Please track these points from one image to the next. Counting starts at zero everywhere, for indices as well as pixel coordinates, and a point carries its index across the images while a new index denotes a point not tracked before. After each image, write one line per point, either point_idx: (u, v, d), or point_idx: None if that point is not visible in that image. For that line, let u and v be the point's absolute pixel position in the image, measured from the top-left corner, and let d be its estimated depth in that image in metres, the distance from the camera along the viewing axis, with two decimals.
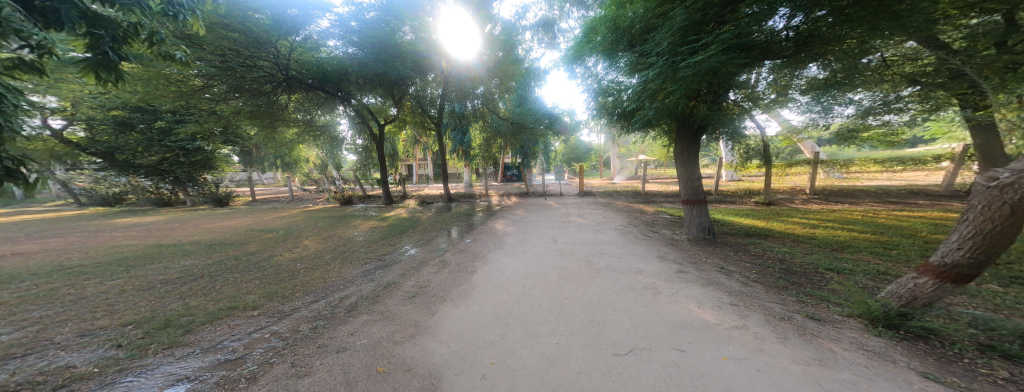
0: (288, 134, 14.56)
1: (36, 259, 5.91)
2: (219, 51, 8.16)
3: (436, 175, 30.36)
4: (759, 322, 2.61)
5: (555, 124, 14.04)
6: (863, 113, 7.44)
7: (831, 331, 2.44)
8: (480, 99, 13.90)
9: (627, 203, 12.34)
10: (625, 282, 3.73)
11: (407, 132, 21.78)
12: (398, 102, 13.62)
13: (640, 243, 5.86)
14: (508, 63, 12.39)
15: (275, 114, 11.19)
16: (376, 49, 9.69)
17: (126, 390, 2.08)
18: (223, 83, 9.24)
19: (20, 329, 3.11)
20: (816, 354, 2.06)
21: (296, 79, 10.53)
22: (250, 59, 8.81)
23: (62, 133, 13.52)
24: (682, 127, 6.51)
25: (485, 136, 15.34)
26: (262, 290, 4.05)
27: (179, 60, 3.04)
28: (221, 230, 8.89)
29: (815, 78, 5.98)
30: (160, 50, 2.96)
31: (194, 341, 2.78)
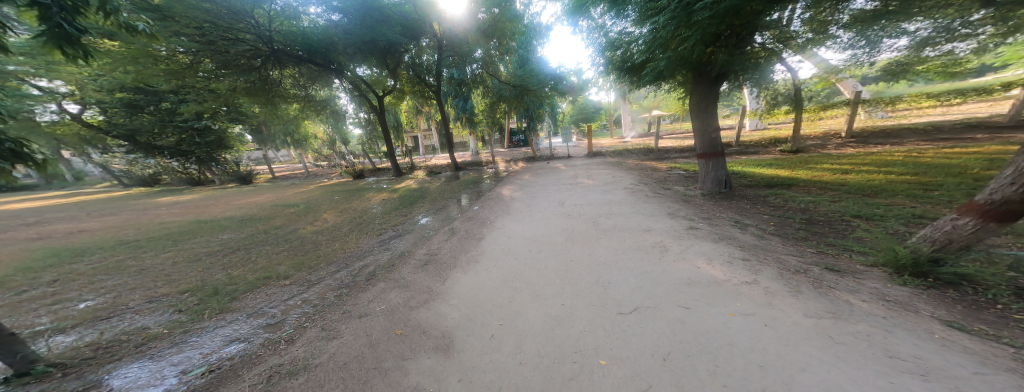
0: (291, 110, 14.56)
1: (98, 235, 6.65)
2: (195, 23, 7.75)
3: (442, 144, 30.09)
4: (772, 276, 2.62)
5: (560, 84, 13.29)
6: (921, 44, 6.62)
7: (850, 283, 2.42)
8: (479, 63, 13.27)
9: (639, 161, 11.93)
10: (632, 242, 3.78)
11: (409, 103, 21.41)
12: (393, 72, 13.10)
13: (651, 201, 5.79)
14: (505, 20, 11.82)
15: (270, 90, 11.13)
16: (359, 14, 9.42)
17: (191, 349, 2.45)
18: (211, 60, 8.98)
19: (100, 295, 3.63)
20: (830, 307, 2.07)
21: (284, 52, 10.17)
22: (229, 31, 8.52)
23: (82, 117, 14.19)
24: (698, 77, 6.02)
25: (487, 99, 14.65)
26: (291, 261, 4.43)
27: (142, 31, 3.02)
28: (249, 206, 9.48)
29: (861, 10, 5.16)
30: (121, 22, 2.94)
31: (239, 307, 3.15)
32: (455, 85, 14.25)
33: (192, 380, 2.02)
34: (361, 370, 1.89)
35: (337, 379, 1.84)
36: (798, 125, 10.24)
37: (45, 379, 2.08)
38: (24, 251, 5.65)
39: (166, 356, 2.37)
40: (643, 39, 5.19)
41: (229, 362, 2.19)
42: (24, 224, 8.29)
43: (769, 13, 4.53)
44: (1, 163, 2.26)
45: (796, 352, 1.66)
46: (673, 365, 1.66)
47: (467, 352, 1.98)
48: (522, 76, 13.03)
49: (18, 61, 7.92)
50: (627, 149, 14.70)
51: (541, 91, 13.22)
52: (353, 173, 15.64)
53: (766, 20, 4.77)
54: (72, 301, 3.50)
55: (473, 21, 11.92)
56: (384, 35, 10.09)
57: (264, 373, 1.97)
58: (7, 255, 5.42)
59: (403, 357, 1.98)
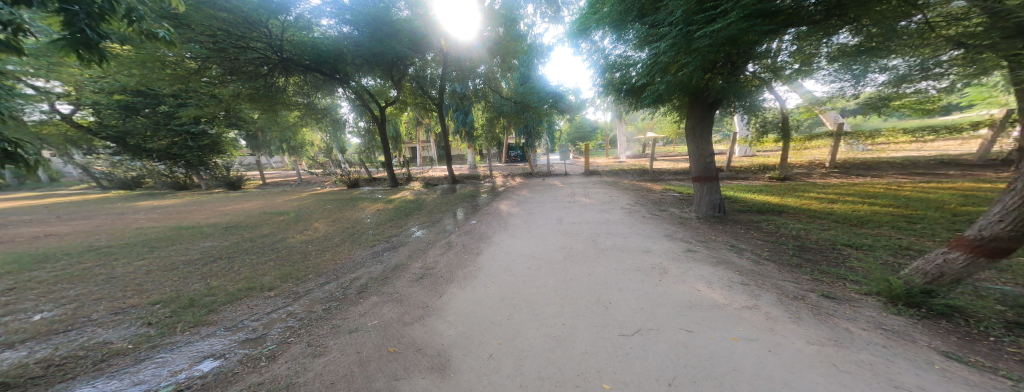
0: (290, 117, 14.53)
1: (69, 239, 6.30)
2: (209, 31, 7.94)
3: (440, 157, 30.19)
4: (771, 301, 2.62)
5: (560, 103, 13.56)
6: (901, 79, 7.03)
7: (847, 311, 2.44)
8: (482, 78, 13.73)
9: (634, 182, 12.15)
10: (631, 262, 3.78)
11: (409, 116, 21.69)
12: (397, 83, 13.30)
13: (648, 222, 5.84)
14: (509, 39, 12.20)
15: (274, 98, 11.17)
16: (371, 28, 9.60)
17: (159, 366, 2.26)
18: (219, 66, 9.10)
19: (61, 306, 3.37)
20: (831, 335, 2.07)
21: (292, 61, 10.29)
22: (241, 40, 8.65)
23: (72, 117, 13.89)
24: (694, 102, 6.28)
25: (488, 115, 14.92)
26: (277, 271, 4.24)
27: (163, 39, 3.04)
28: (236, 212, 9.19)
29: (845, 44, 5.54)
30: (142, 29, 2.96)
31: (217, 320, 2.96)
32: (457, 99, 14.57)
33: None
34: (351, 389, 1.77)
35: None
36: (787, 152, 10.70)
37: None
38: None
39: (132, 374, 2.18)
40: (644, 63, 5.48)
41: (201, 381, 2.02)
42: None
43: (763, 42, 4.82)
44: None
45: (802, 378, 1.64)
46: (679, 390, 1.61)
47: (464, 372, 1.88)
48: (523, 93, 13.29)
49: (17, 60, 7.80)
50: (622, 170, 15.01)
51: (541, 108, 13.48)
52: (347, 183, 15.44)
53: (759, 50, 5.09)
54: (28, 312, 3.22)
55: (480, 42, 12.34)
56: (393, 49, 10.37)
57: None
58: None
59: (396, 377, 1.87)
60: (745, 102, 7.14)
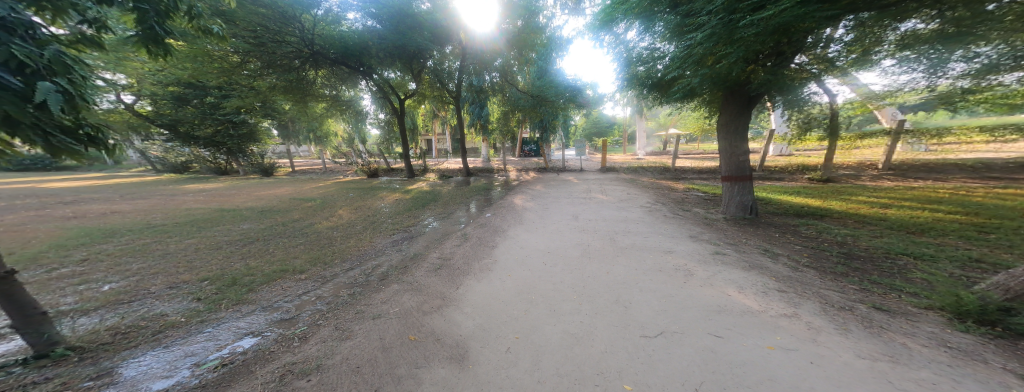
0: (318, 108, 15.24)
1: (130, 217, 7.03)
2: (250, 27, 8.55)
3: (456, 149, 30.63)
4: (814, 311, 2.44)
5: (577, 97, 13.38)
6: (988, 69, 6.03)
7: (903, 325, 2.22)
8: (498, 72, 13.63)
9: (655, 180, 11.71)
10: (653, 262, 3.65)
11: (427, 109, 22.12)
12: (416, 76, 13.36)
13: (671, 222, 5.61)
14: (528, 32, 12.12)
15: (304, 90, 11.79)
16: (394, 20, 9.88)
17: (206, 340, 2.48)
18: (259, 59, 9.80)
19: (125, 278, 3.78)
20: (885, 350, 1.89)
21: (322, 55, 10.70)
22: (279, 35, 9.19)
23: (133, 107, 15.41)
24: (729, 97, 5.96)
25: (503, 108, 14.88)
26: (307, 255, 4.50)
27: (216, 34, 3.31)
28: (269, 197, 9.82)
29: (917, 31, 4.95)
30: (200, 25, 3.25)
31: (255, 299, 3.19)
32: (474, 92, 14.65)
33: (205, 373, 2.01)
34: (374, 374, 1.84)
35: (349, 383, 1.76)
36: (832, 151, 9.84)
37: (62, 363, 2.14)
38: (63, 228, 6.01)
39: (183, 346, 2.40)
40: (677, 55, 5.26)
41: (242, 357, 2.18)
42: (67, 202, 8.83)
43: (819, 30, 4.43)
44: (76, 146, 2.21)
45: None
46: None
47: (481, 364, 1.90)
48: (540, 87, 13.38)
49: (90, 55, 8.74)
50: (642, 167, 14.51)
51: (557, 103, 13.37)
52: (368, 172, 15.97)
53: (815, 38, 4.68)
54: (98, 282, 3.64)
55: (499, 33, 12.23)
56: (415, 41, 10.41)
57: (277, 372, 1.94)
58: (47, 231, 5.78)
59: (416, 365, 1.92)
60: (786, 96, 6.65)
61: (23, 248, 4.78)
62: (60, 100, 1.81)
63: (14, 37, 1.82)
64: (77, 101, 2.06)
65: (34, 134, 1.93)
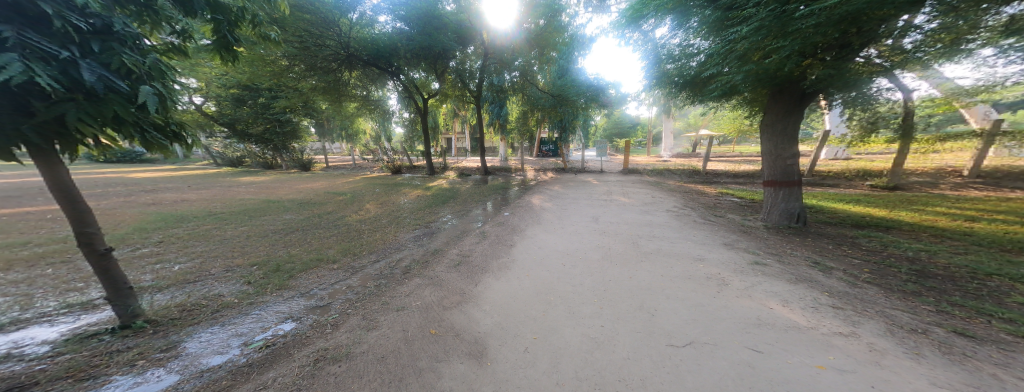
0: (351, 108, 16.17)
1: (195, 205, 7.96)
2: (297, 32, 9.46)
3: (475, 148, 31.46)
4: (877, 331, 2.22)
5: (599, 97, 13.19)
6: None
7: (993, 354, 1.95)
8: (518, 71, 13.35)
9: (683, 183, 11.15)
10: (680, 269, 3.50)
11: (448, 108, 22.69)
12: (440, 76, 13.59)
13: (702, 228, 5.31)
14: (551, 31, 12.10)
15: (340, 90, 12.58)
16: (421, 22, 10.28)
17: (254, 320, 2.76)
18: (303, 63, 10.71)
19: (191, 259, 4.30)
20: (970, 380, 1.68)
21: (356, 57, 11.30)
22: (320, 39, 10.02)
23: (201, 107, 17.44)
24: (777, 95, 5.55)
25: (523, 108, 14.90)
26: (339, 246, 4.83)
27: (272, 40, 3.67)
28: (307, 190, 10.64)
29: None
30: (260, 32, 3.63)
31: (296, 285, 3.49)
32: (495, 92, 14.69)
33: (252, 353, 2.23)
34: (398, 365, 1.95)
35: (374, 372, 1.87)
36: (902, 155, 8.87)
37: (140, 334, 2.52)
38: (140, 214, 6.89)
39: (234, 325, 2.68)
40: (718, 50, 5.00)
41: (282, 339, 2.39)
42: (145, 191, 10.16)
43: (899, 17, 3.95)
44: (164, 140, 2.56)
45: None
46: None
47: (500, 363, 1.94)
48: (560, 87, 13.26)
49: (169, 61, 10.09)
50: (669, 170, 13.87)
51: (577, 102, 13.23)
52: (393, 168, 16.67)
53: (893, 25, 4.17)
54: (170, 262, 4.18)
55: (520, 30, 12.33)
56: (441, 42, 10.72)
57: (311, 356, 2.10)
58: (128, 216, 6.66)
59: (437, 359, 2.00)
60: (849, 93, 6.01)
61: (110, 230, 5.56)
62: (158, 102, 2.06)
63: (124, 47, 2.09)
64: (168, 102, 2.35)
65: (134, 131, 2.29)
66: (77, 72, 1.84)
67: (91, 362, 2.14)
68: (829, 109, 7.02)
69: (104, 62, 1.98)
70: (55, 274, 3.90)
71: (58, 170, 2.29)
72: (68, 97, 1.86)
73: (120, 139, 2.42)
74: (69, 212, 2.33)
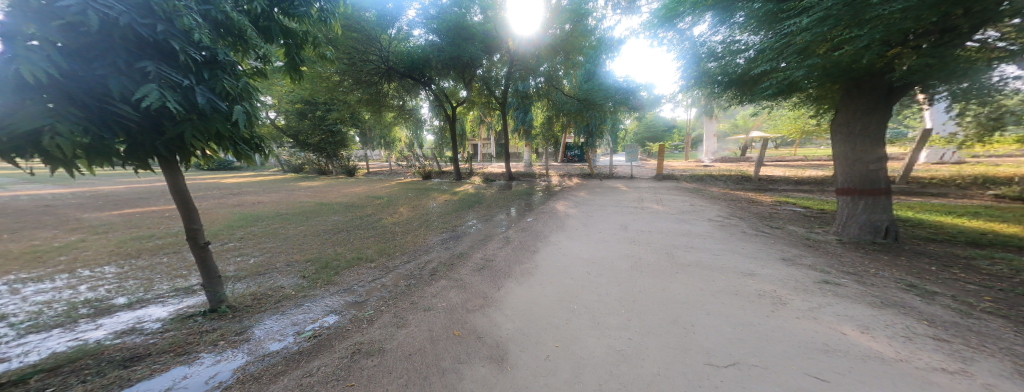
0: (390, 117, 17.30)
1: (264, 206, 9.10)
2: (347, 51, 10.61)
3: (500, 153, 32.05)
4: (998, 372, 1.80)
5: (629, 100, 12.76)
6: None
7: None
8: (544, 77, 13.48)
9: (730, 191, 10.24)
10: (725, 284, 3.20)
11: (475, 116, 23.31)
12: (468, 84, 14.01)
13: (754, 240, 4.82)
14: (577, 36, 11.99)
15: (381, 102, 13.57)
16: (451, 33, 10.81)
17: (304, 311, 3.05)
18: (351, 78, 11.89)
19: (263, 253, 4.92)
20: None
21: (394, 70, 12.19)
22: (364, 55, 11.21)
23: (272, 121, 20.04)
24: (853, 90, 4.91)
25: (548, 113, 14.78)
26: (376, 246, 5.18)
27: (329, 58, 4.11)
28: (352, 194, 11.58)
29: None
30: (320, 53, 4.09)
31: (340, 281, 3.81)
32: (520, 98, 14.70)
33: (303, 341, 2.46)
34: (423, 364, 2.02)
35: (401, 369, 1.96)
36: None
37: (223, 317, 2.94)
38: (225, 213, 8.04)
39: (289, 315, 2.99)
40: (771, 44, 4.68)
41: (327, 331, 2.61)
42: (231, 193, 11.89)
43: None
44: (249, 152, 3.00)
45: None
46: None
47: (521, 368, 1.93)
48: (587, 91, 12.99)
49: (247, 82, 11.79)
50: (711, 175, 12.84)
51: (606, 106, 12.91)
52: (423, 173, 17.62)
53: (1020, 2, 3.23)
54: (245, 255, 4.81)
55: (545, 35, 12.22)
56: (469, 52, 11.13)
57: (348, 349, 2.26)
58: (216, 215, 7.81)
59: (459, 360, 2.05)
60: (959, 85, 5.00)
61: (204, 226, 6.57)
62: (245, 119, 2.43)
63: (224, 73, 2.52)
64: (252, 118, 2.76)
65: (229, 144, 2.72)
66: (193, 95, 2.28)
67: (187, 340, 2.55)
68: (930, 103, 5.94)
69: (211, 87, 2.41)
70: (165, 262, 4.70)
71: (177, 177, 2.81)
72: (183, 116, 2.28)
73: (216, 151, 2.88)
74: (184, 209, 2.85)
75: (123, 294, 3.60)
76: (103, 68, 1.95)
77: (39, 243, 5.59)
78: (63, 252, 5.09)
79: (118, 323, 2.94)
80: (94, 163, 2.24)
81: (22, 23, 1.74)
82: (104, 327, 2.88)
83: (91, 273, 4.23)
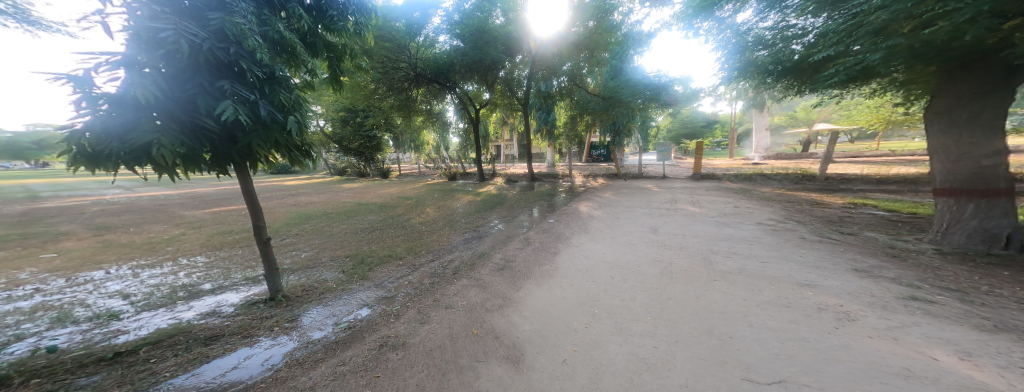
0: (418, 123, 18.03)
1: (312, 206, 10.03)
2: (380, 60, 11.37)
3: (523, 153, 32.21)
4: None
5: (660, 96, 12.15)
6: None
7: None
8: (567, 76, 13.52)
9: (790, 192, 9.18)
10: (775, 295, 2.87)
11: (499, 117, 23.58)
12: (490, 86, 14.21)
13: (815, 248, 4.26)
14: (601, 32, 11.63)
15: (411, 107, 14.23)
16: (474, 38, 11.07)
17: (343, 303, 3.31)
18: (385, 85, 12.66)
19: (315, 249, 5.42)
20: None
21: (421, 75, 12.81)
22: (395, 63, 11.99)
23: (319, 128, 21.97)
24: (957, 72, 4.14)
25: (572, 113, 14.49)
26: (405, 245, 5.44)
27: (364, 68, 4.43)
28: (385, 195, 12.30)
29: None
30: (357, 64, 4.42)
31: (374, 277, 4.06)
32: (543, 98, 14.68)
33: (339, 331, 2.66)
34: (443, 360, 2.08)
35: (423, 364, 2.04)
36: None
37: (279, 305, 3.30)
38: (285, 212, 9.01)
39: (330, 307, 3.25)
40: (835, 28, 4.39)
41: (360, 323, 2.80)
42: (287, 194, 13.29)
43: None
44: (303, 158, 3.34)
45: None
46: None
47: (537, 371, 1.90)
48: (613, 88, 12.52)
49: None
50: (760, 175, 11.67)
51: (634, 103, 12.36)
52: (448, 175, 18.15)
53: None
54: (297, 250, 5.34)
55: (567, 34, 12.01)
56: (492, 55, 11.31)
57: (377, 342, 2.40)
58: (279, 213, 8.80)
59: (477, 359, 2.08)
60: None
61: (268, 223, 7.44)
62: (297, 127, 2.71)
63: (282, 88, 2.84)
64: (304, 127, 3.07)
65: (287, 151, 3.05)
66: (257, 109, 2.61)
67: (251, 324, 2.90)
68: None
69: (272, 100, 2.73)
70: (240, 253, 5.39)
71: (248, 181, 3.21)
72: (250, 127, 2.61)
73: (275, 158, 3.24)
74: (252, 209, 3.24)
75: (209, 280, 4.19)
76: (193, 89, 2.32)
77: (153, 235, 6.76)
78: (169, 243, 6.10)
79: (204, 306, 3.44)
80: (189, 169, 2.67)
81: (135, 54, 2.12)
82: (195, 308, 3.40)
83: (188, 262, 5.00)
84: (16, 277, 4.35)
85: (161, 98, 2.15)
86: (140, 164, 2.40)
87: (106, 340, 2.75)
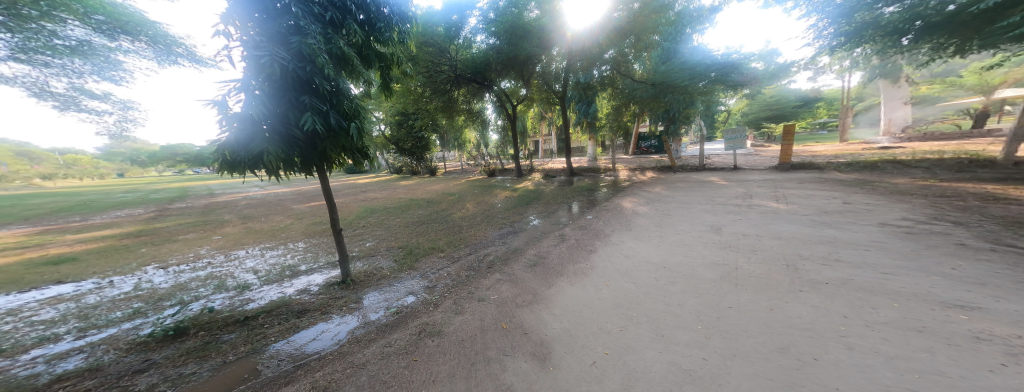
0: (461, 123, 18.76)
1: (376, 201, 11.29)
2: (424, 65, 12.18)
3: (564, 148, 31.37)
4: None
5: (724, 76, 10.55)
6: None
7: None
8: (609, 64, 12.44)
9: (951, 182, 7.05)
10: (899, 316, 2.22)
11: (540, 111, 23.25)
12: (527, 82, 13.98)
13: (977, 259, 3.16)
14: (649, 13, 10.22)
15: (453, 108, 14.85)
16: (508, 35, 11.04)
17: (391, 289, 3.66)
18: (430, 88, 13.45)
19: (382, 239, 6.07)
20: None
21: (461, 76, 13.29)
22: (438, 67, 12.71)
23: (381, 132, 24.45)
24: None
25: (615, 103, 13.30)
26: (447, 238, 5.76)
27: (409, 74, 4.73)
28: (433, 191, 13.18)
29: None
30: (405, 71, 4.76)
31: (420, 267, 4.38)
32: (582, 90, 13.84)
33: (386, 315, 2.94)
34: (471, 351, 2.13)
35: (454, 353, 2.12)
36: None
37: (343, 288, 3.80)
38: (357, 206, 10.34)
39: (385, 292, 3.61)
40: None
41: (405, 309, 3.04)
42: (357, 191, 15.22)
43: None
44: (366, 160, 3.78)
45: None
46: None
47: (564, 370, 1.82)
48: (664, 73, 11.25)
49: None
50: (887, 163, 9.26)
51: (693, 87, 10.93)
52: (487, 172, 18.45)
53: None
54: (364, 240, 6.07)
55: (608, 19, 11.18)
56: (526, 49, 11.17)
57: (417, 328, 2.57)
58: (352, 208, 10.12)
59: (505, 352, 2.08)
60: None
61: (346, 216, 8.65)
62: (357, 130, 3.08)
63: (347, 98, 3.23)
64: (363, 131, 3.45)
65: (353, 154, 3.48)
66: (330, 118, 3.03)
67: (326, 302, 3.41)
68: None
69: (339, 109, 3.13)
70: (326, 241, 6.38)
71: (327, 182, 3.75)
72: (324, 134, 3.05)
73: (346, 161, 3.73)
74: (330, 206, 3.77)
75: (303, 263, 5.06)
76: (283, 106, 2.78)
77: (275, 223, 8.47)
78: (281, 230, 7.58)
79: (300, 284, 4.14)
80: (287, 173, 3.23)
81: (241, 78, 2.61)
82: (294, 285, 4.13)
83: (293, 246, 6.12)
84: (198, 252, 5.95)
85: (262, 114, 2.64)
86: (257, 170, 2.99)
87: (242, 305, 3.51)
